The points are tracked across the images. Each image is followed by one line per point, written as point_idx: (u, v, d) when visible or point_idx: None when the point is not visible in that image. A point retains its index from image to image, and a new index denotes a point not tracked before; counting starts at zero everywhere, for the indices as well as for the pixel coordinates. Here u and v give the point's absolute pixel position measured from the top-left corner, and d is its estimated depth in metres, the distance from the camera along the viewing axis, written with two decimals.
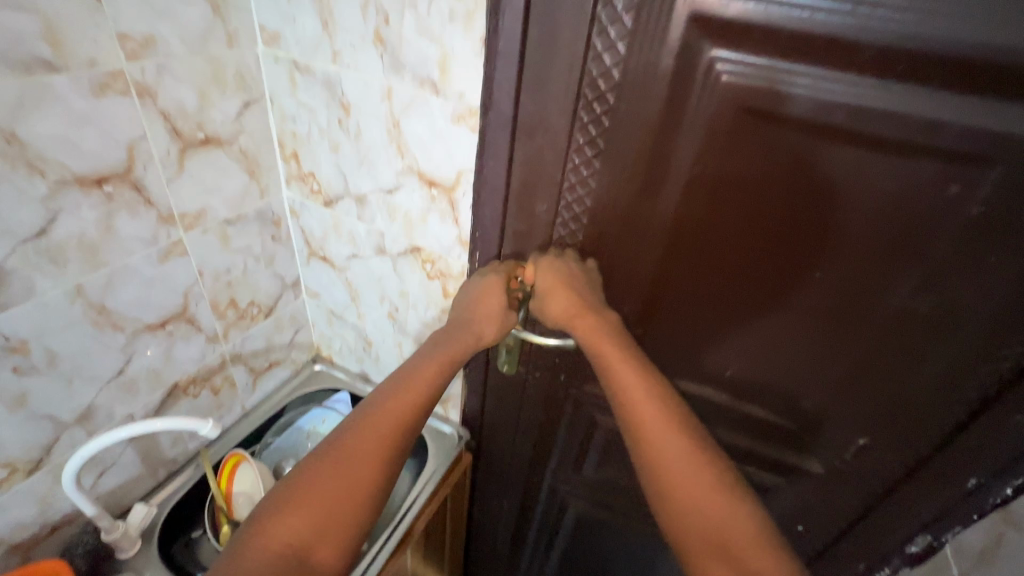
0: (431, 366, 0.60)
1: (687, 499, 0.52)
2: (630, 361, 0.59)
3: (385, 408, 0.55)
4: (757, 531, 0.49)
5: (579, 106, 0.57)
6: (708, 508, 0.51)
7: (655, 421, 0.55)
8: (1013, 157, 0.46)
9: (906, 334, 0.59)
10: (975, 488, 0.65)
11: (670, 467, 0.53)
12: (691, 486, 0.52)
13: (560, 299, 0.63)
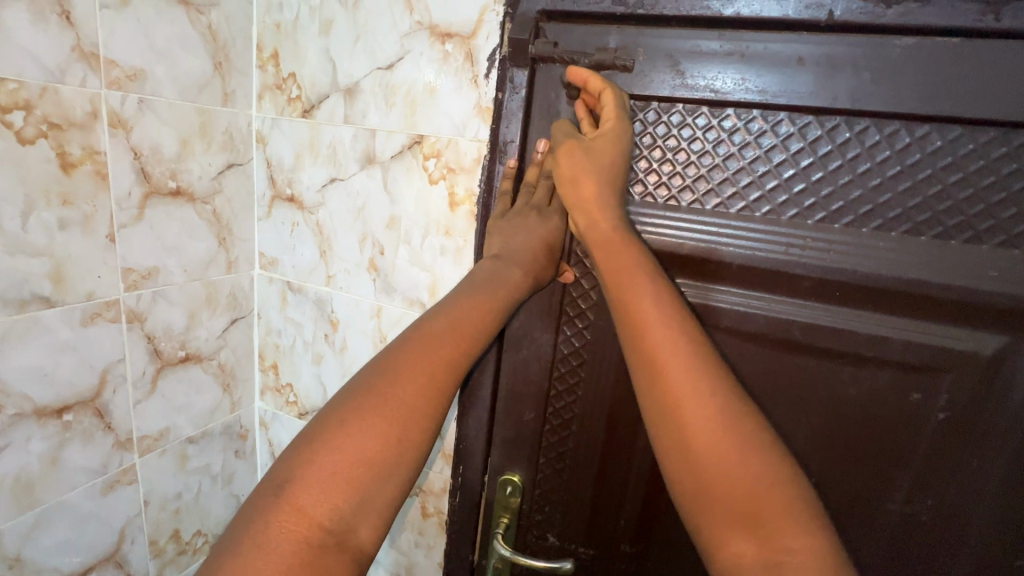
0: (435, 360, 0.46)
1: (710, 453, 0.41)
2: (655, 288, 0.47)
3: (402, 381, 0.43)
4: (803, 509, 0.39)
5: (561, 321, 0.63)
6: (741, 473, 0.40)
7: (676, 359, 0.44)
8: (956, 369, 0.51)
9: (915, 544, 0.56)
10: None
11: (691, 421, 0.42)
12: (716, 445, 0.41)
13: (598, 183, 0.51)
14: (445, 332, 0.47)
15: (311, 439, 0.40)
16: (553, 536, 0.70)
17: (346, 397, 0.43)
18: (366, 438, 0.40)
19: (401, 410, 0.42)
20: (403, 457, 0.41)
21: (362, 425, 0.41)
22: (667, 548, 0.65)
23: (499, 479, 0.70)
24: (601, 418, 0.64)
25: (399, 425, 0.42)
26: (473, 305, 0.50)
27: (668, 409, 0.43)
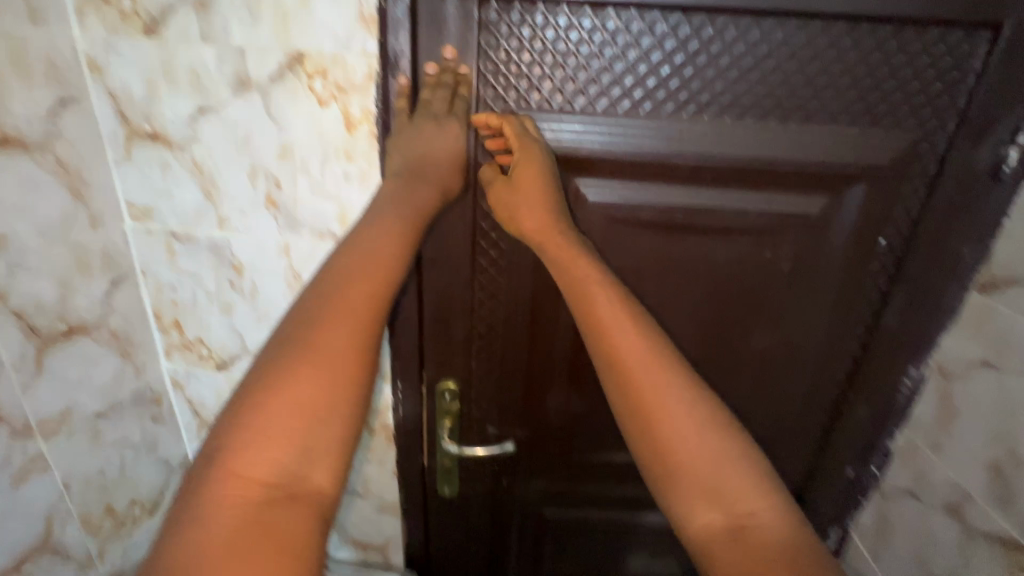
0: (356, 300, 0.46)
1: (674, 437, 0.43)
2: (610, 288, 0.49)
3: (324, 330, 0.44)
4: (758, 476, 0.42)
5: (476, 235, 0.66)
6: (702, 451, 0.43)
7: (633, 351, 0.46)
8: (795, 227, 0.64)
9: (769, 366, 0.73)
10: (854, 475, 0.80)
11: (659, 413, 0.44)
12: (678, 425, 0.43)
13: (533, 207, 0.56)
14: (356, 270, 0.47)
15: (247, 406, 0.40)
16: (493, 426, 0.79)
17: (271, 363, 0.42)
18: (308, 390, 0.41)
19: (326, 358, 0.43)
20: (343, 395, 0.42)
21: (298, 371, 0.42)
22: (589, 411, 0.77)
23: (437, 388, 0.75)
24: (523, 316, 0.71)
25: (332, 372, 0.42)
26: (378, 238, 0.50)
27: (635, 406, 0.45)
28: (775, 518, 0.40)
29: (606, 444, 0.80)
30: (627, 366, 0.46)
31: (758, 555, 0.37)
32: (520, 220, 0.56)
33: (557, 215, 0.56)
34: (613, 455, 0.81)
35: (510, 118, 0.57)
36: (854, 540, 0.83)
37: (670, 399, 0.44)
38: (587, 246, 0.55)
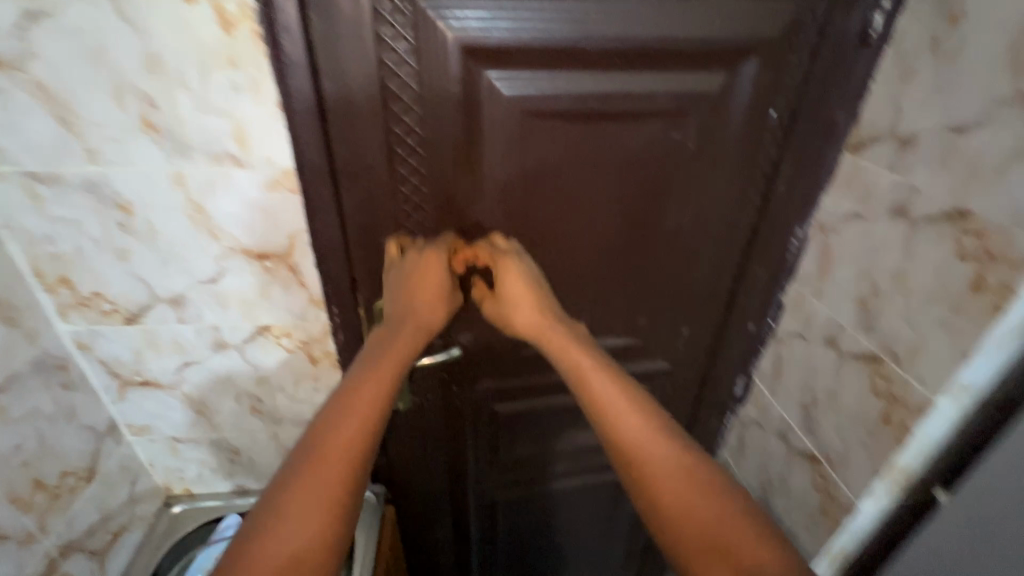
0: (371, 404, 0.52)
1: (677, 495, 0.49)
2: (602, 365, 0.59)
3: (341, 433, 0.49)
4: (747, 528, 0.47)
5: (392, 142, 0.64)
6: (699, 507, 0.48)
7: (624, 407, 0.55)
8: (698, 105, 0.68)
9: (681, 241, 0.80)
10: (755, 328, 0.93)
11: (659, 474, 0.50)
12: (674, 482, 0.50)
13: (527, 304, 0.66)
14: (367, 383, 0.53)
15: (286, 474, 0.46)
16: (438, 337, 0.81)
17: (307, 439, 0.49)
18: (342, 451, 0.48)
19: (348, 460, 0.48)
20: (357, 490, 0.47)
21: (336, 439, 0.48)
22: None
23: (375, 307, 0.75)
24: (453, 222, 0.71)
25: (352, 471, 0.47)
26: (386, 354, 0.58)
27: (637, 464, 0.52)
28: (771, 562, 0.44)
29: None
30: (623, 429, 0.53)
31: None
32: (518, 318, 0.66)
33: (548, 312, 0.66)
34: None
35: (483, 241, 0.72)
36: (757, 383, 0.99)
37: (660, 450, 0.52)
38: (579, 333, 0.65)
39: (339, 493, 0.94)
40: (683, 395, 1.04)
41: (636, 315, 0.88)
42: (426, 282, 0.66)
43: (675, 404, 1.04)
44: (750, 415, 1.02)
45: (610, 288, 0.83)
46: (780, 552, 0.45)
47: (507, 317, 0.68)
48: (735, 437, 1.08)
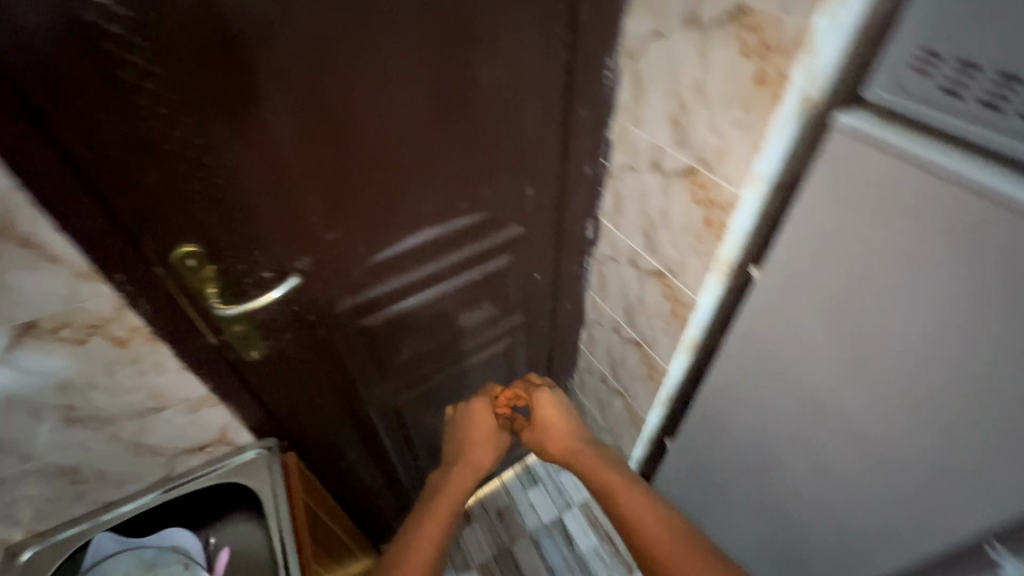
0: (447, 503, 0.95)
1: (643, 528, 0.85)
2: (583, 451, 1.04)
3: (426, 528, 0.88)
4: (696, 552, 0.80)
5: (96, 38, 0.46)
6: (657, 535, 0.84)
7: (591, 464, 0.99)
8: None
9: (501, 97, 0.76)
10: (591, 170, 0.97)
11: (637, 521, 0.87)
12: (644, 523, 0.86)
13: (551, 436, 1.07)
14: (448, 497, 0.96)
15: (393, 552, 0.85)
16: (267, 270, 0.70)
17: (405, 536, 0.88)
18: (427, 533, 0.87)
19: (433, 534, 0.88)
20: (436, 542, 0.87)
21: (422, 526, 0.89)
22: (361, 209, 0.73)
23: (172, 258, 0.62)
24: (234, 132, 0.57)
25: (434, 538, 0.87)
26: (460, 476, 1.01)
27: (624, 522, 0.88)
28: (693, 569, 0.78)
29: (391, 234, 0.79)
30: (606, 488, 0.95)
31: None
32: (552, 451, 1.07)
33: (574, 439, 1.07)
34: (402, 241, 0.82)
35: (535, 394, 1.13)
36: (603, 224, 1.05)
37: (621, 490, 0.92)
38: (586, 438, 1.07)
39: (226, 461, 0.88)
40: (544, 254, 1.08)
41: (480, 187, 0.85)
42: (480, 428, 1.09)
43: (538, 262, 1.09)
44: (604, 253, 1.10)
45: (435, 169, 0.77)
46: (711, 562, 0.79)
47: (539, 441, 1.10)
48: (596, 278, 1.17)
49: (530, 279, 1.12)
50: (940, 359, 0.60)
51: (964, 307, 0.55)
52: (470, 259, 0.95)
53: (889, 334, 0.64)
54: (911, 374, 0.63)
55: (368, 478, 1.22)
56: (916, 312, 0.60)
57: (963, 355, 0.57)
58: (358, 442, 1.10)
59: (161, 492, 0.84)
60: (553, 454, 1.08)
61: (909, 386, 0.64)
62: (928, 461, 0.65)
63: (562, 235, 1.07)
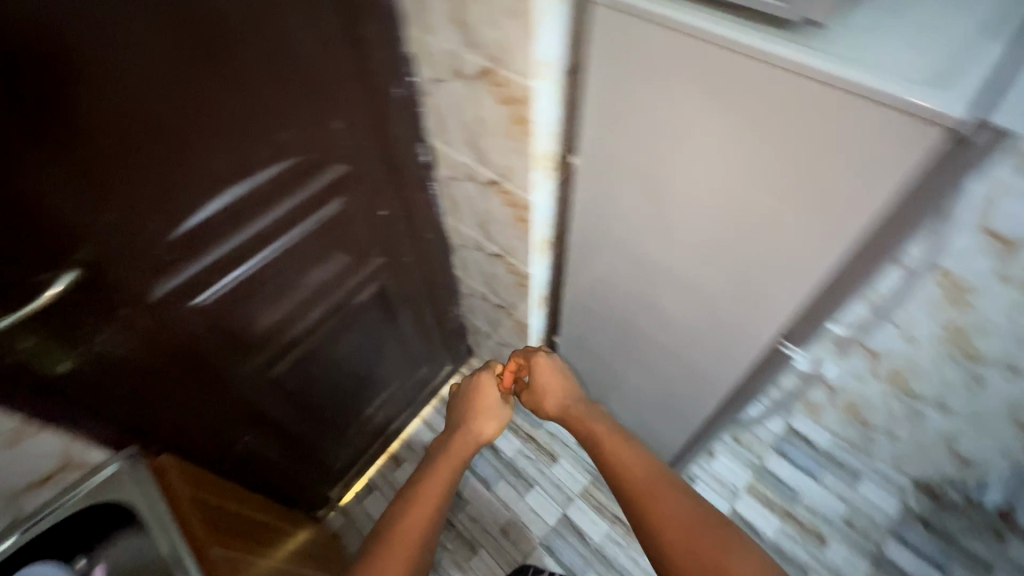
0: (448, 460, 1.14)
1: (663, 522, 0.90)
2: (574, 403, 1.23)
3: (433, 477, 1.08)
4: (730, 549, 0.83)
5: None
6: (692, 534, 0.86)
7: (582, 416, 1.19)
8: None
9: (263, 23, 0.69)
10: (402, 91, 0.94)
11: (659, 517, 0.91)
12: (666, 519, 0.90)
13: (555, 394, 1.26)
14: (448, 456, 1.15)
15: (406, 499, 1.02)
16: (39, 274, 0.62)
17: (414, 486, 1.06)
18: (432, 483, 1.06)
19: (437, 482, 1.07)
20: (443, 490, 1.06)
21: (427, 480, 1.07)
22: (138, 183, 0.66)
23: None
24: None
25: (439, 484, 1.06)
26: (465, 442, 1.20)
27: (636, 503, 0.95)
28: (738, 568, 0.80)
29: (189, 201, 0.72)
30: (599, 437, 1.12)
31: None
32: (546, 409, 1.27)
33: (567, 393, 1.26)
34: (207, 206, 0.75)
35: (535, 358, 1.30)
36: (432, 144, 1.04)
37: (610, 438, 1.10)
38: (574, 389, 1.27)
39: (86, 481, 0.86)
40: (382, 188, 1.06)
41: (278, 131, 0.79)
42: (484, 391, 1.30)
43: (381, 199, 1.08)
44: (446, 175, 1.09)
45: (207, 126, 0.69)
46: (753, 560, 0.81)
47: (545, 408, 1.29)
48: (447, 202, 1.17)
49: (377, 219, 1.10)
50: (714, 200, 0.70)
51: (744, 149, 0.62)
52: (298, 210, 0.90)
53: (675, 188, 0.73)
54: (719, 223, 0.71)
55: (272, 454, 1.22)
56: (689, 165, 0.69)
57: (753, 195, 0.64)
58: (238, 422, 1.06)
59: (17, 534, 0.82)
60: (548, 410, 1.27)
61: (720, 236, 0.72)
62: (732, 287, 0.78)
63: (394, 163, 1.05)
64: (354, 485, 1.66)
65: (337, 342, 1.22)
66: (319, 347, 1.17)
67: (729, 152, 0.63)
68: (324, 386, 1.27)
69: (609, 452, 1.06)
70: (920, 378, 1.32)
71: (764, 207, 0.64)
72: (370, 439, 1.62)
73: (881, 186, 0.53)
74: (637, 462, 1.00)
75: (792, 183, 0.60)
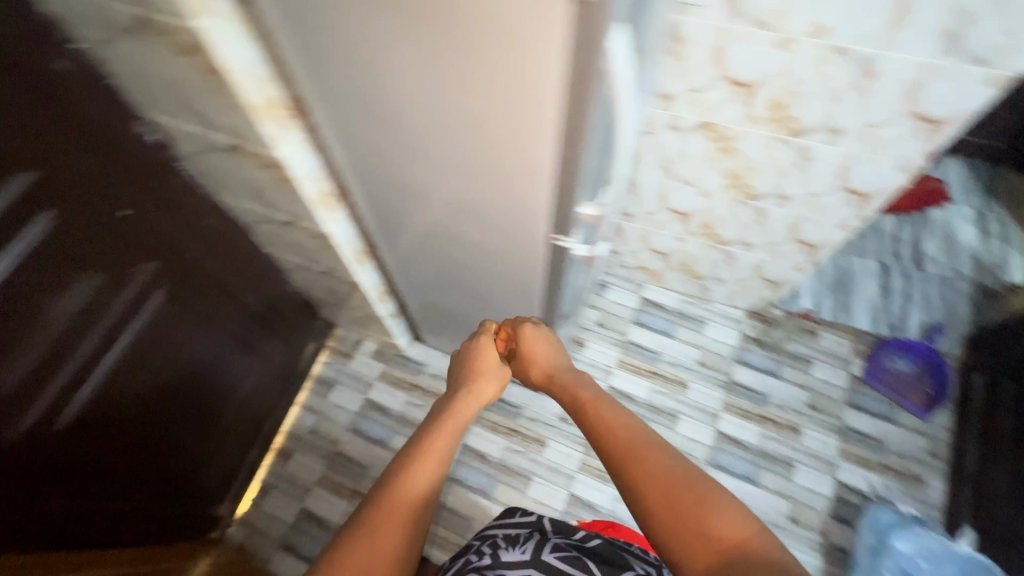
0: (451, 426, 0.94)
1: (648, 478, 0.75)
2: (557, 362, 1.08)
3: (441, 449, 0.88)
4: (719, 504, 0.71)
5: None
6: (679, 491, 0.73)
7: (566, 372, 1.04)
8: None
9: None
10: (73, 62, 0.76)
11: (644, 474, 0.76)
12: (658, 479, 0.75)
13: (553, 354, 1.09)
14: (448, 420, 0.95)
15: (399, 468, 0.85)
16: None
17: (410, 454, 0.87)
18: (433, 452, 0.87)
19: (439, 452, 0.89)
20: (440, 454, 0.89)
21: (432, 452, 0.87)
22: None
23: None
24: None
25: (438, 452, 0.89)
26: (463, 402, 1.02)
27: (621, 457, 0.79)
28: (725, 528, 0.69)
29: None
30: (576, 393, 0.96)
31: (710, 537, 0.69)
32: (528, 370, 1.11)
33: (551, 351, 1.11)
34: None
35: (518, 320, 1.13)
36: (150, 117, 0.89)
37: (592, 391, 0.94)
38: (557, 347, 1.11)
39: None
40: (121, 184, 0.88)
41: None
42: (483, 352, 1.12)
43: (124, 197, 0.89)
44: (188, 150, 0.95)
45: None
46: (742, 519, 0.70)
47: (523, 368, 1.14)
48: (209, 180, 1.03)
49: (133, 222, 0.92)
50: (431, 110, 0.68)
51: (423, 53, 0.59)
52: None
53: (395, 106, 0.70)
54: (446, 132, 0.70)
55: (121, 499, 1.11)
56: (392, 78, 0.65)
57: (454, 97, 0.63)
58: (67, 497, 0.97)
59: None
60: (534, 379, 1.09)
61: (453, 145, 0.71)
62: (489, 193, 0.78)
63: (119, 152, 0.87)
64: (246, 494, 1.60)
65: (165, 373, 1.12)
66: (142, 386, 1.07)
67: (425, 68, 0.61)
68: (168, 421, 1.18)
69: (591, 410, 0.88)
70: (723, 225, 1.48)
71: (470, 107, 0.63)
72: (244, 444, 1.54)
73: (544, 57, 0.52)
74: (619, 420, 0.82)
75: (475, 77, 0.59)
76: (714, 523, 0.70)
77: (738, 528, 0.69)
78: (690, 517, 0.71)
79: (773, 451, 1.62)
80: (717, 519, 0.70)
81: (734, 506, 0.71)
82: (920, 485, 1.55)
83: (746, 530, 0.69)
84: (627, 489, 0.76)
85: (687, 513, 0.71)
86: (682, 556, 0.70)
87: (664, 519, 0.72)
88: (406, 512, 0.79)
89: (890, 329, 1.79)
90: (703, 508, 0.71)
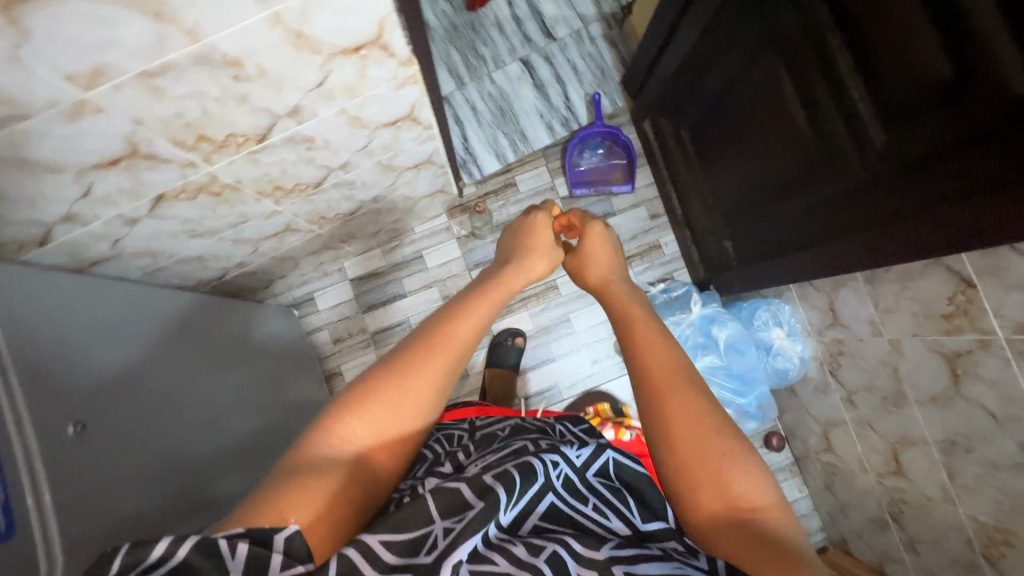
0: (500, 291, 0.94)
1: (684, 417, 0.72)
2: (615, 280, 1.06)
3: (485, 299, 0.90)
4: (760, 486, 0.67)
5: None
6: (719, 442, 0.69)
7: (617, 291, 1.03)
8: None
9: None
10: None
11: (676, 412, 0.72)
12: (699, 436, 0.70)
13: (612, 264, 1.11)
14: (500, 282, 0.96)
15: (451, 311, 0.85)
16: None
17: (460, 301, 0.88)
18: (487, 306, 0.89)
19: (489, 297, 0.90)
20: (495, 303, 0.90)
21: (484, 300, 0.89)
22: None
23: None
24: None
25: (493, 298, 0.91)
26: (515, 276, 1.01)
27: (655, 388, 0.76)
28: (758, 496, 0.66)
29: None
30: (627, 315, 0.94)
31: (742, 503, 0.65)
32: (586, 276, 1.12)
33: (613, 267, 1.11)
34: None
35: (594, 223, 1.15)
36: None
37: (637, 317, 0.91)
38: (620, 262, 1.13)
39: None
40: None
41: None
42: (537, 236, 1.11)
43: None
44: None
45: None
46: (774, 497, 0.66)
47: (576, 270, 1.15)
48: None
49: None
50: None
51: None
52: None
53: None
54: None
55: None
56: None
57: None
58: None
59: None
60: (587, 279, 1.12)
61: None
62: None
63: None
64: None
65: None
66: None
67: None
68: None
69: (641, 331, 0.87)
70: (330, 208, 1.18)
71: None
72: None
73: None
74: (664, 351, 0.81)
75: None
76: (734, 480, 0.66)
77: (767, 514, 0.65)
78: (711, 466, 0.67)
79: (548, 320, 1.63)
80: (737, 477, 0.67)
81: (763, 475, 0.68)
82: (659, 249, 1.66)
83: (768, 499, 0.66)
84: (650, 412, 0.75)
85: (713, 456, 0.68)
86: (693, 496, 0.67)
87: (682, 452, 0.69)
88: (455, 347, 0.80)
89: (564, 125, 1.69)
90: (726, 465, 0.67)
